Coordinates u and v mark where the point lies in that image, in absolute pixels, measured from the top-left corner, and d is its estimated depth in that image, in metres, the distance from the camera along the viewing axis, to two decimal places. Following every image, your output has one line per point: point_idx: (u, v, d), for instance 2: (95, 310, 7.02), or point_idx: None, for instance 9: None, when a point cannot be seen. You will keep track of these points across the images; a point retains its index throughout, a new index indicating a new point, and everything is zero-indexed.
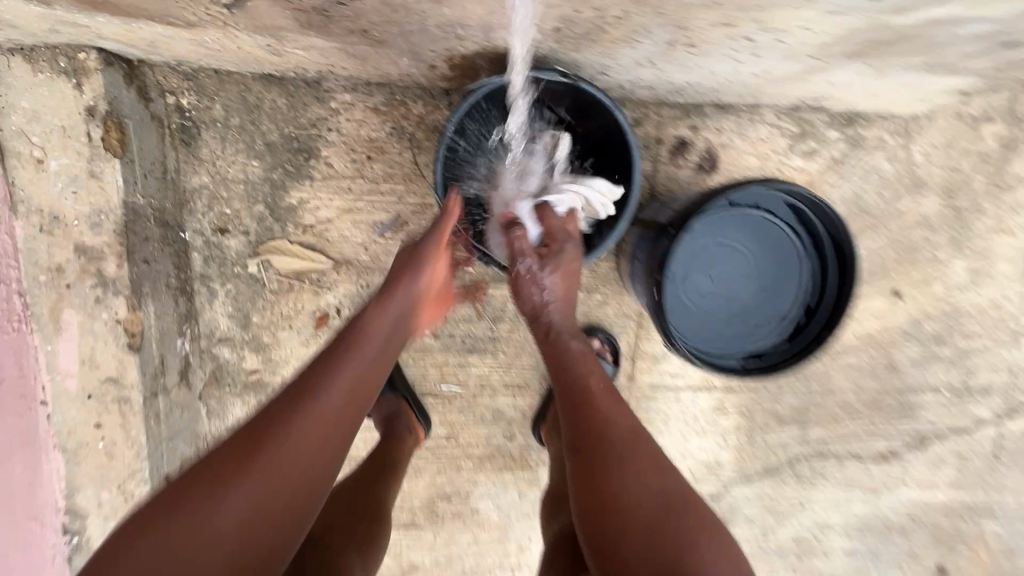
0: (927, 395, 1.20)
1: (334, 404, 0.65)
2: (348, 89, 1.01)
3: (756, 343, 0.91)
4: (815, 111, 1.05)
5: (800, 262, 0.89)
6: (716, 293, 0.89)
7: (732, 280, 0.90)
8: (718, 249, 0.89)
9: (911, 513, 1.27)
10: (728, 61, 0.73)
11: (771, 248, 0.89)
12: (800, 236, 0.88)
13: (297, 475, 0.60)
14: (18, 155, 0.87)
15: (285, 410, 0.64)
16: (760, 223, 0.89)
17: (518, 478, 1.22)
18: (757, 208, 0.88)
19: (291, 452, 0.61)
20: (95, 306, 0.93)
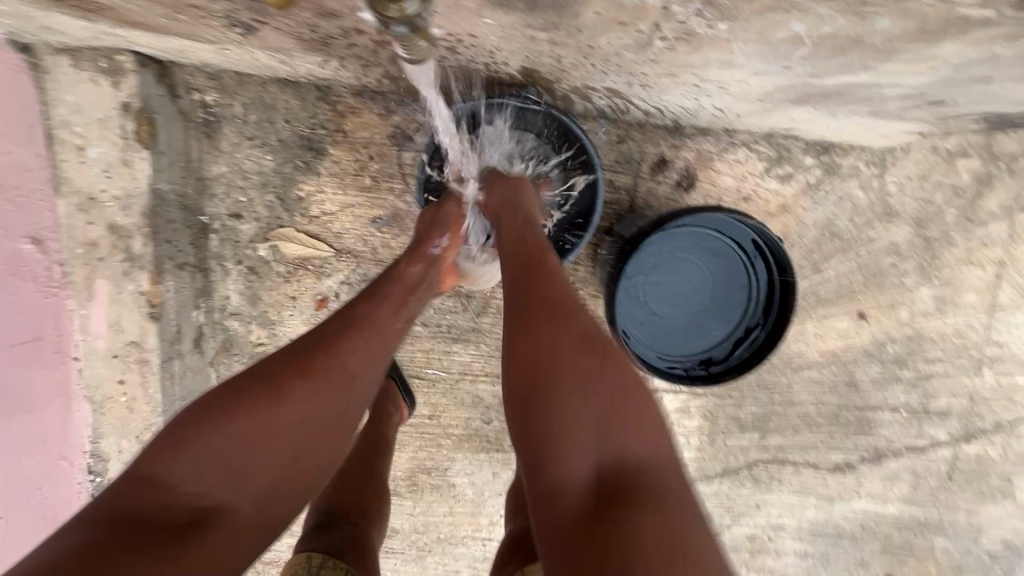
0: (885, 413, 1.26)
1: (320, 380, 0.68)
2: (355, 94, 1.10)
3: (692, 353, 0.99)
4: (792, 138, 1.10)
5: (750, 286, 0.96)
6: (666, 301, 0.98)
7: (682, 293, 0.98)
8: (674, 262, 0.97)
9: (862, 523, 1.34)
10: (685, 96, 0.81)
11: (722, 270, 0.97)
12: (752, 264, 0.96)
13: (285, 452, 0.64)
14: (63, 142, 0.99)
15: (274, 384, 0.65)
16: (719, 245, 0.96)
17: (492, 459, 1.33)
18: (718, 233, 0.95)
19: (282, 425, 0.64)
20: (122, 277, 1.06)
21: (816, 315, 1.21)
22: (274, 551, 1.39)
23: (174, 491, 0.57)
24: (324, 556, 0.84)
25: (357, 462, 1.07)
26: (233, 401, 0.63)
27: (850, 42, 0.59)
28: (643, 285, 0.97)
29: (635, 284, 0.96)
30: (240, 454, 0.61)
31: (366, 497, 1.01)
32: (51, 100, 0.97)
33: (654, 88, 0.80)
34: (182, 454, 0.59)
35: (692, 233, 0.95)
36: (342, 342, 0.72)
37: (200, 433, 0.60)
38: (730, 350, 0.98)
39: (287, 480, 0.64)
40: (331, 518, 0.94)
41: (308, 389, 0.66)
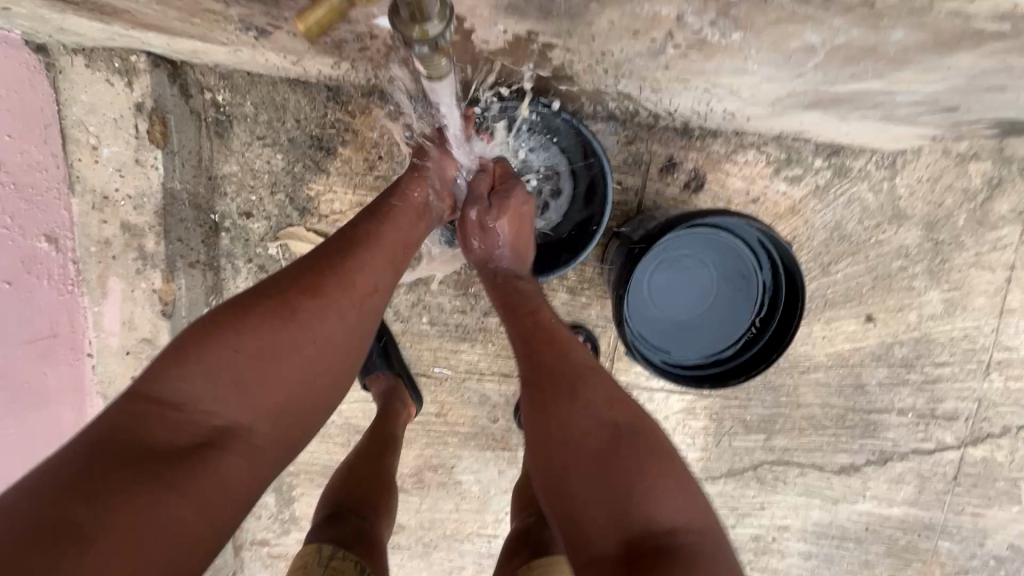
0: (892, 416, 1.26)
1: (327, 299, 0.68)
2: (365, 94, 1.10)
3: (701, 356, 1.00)
4: (802, 140, 1.10)
5: (755, 286, 0.97)
6: (673, 305, 0.98)
7: (687, 297, 0.98)
8: (686, 264, 0.97)
9: (867, 525, 1.34)
10: (696, 99, 0.80)
11: (730, 285, 0.98)
12: (761, 283, 0.97)
13: (289, 375, 0.64)
14: (78, 141, 1.00)
15: (274, 304, 0.65)
16: (723, 247, 0.96)
17: (498, 457, 1.34)
18: (737, 244, 0.96)
19: (287, 342, 0.64)
20: (136, 276, 1.07)
21: (824, 318, 1.20)
22: (282, 544, 1.41)
23: (181, 410, 0.59)
24: (333, 547, 0.86)
25: (366, 456, 1.08)
26: (231, 326, 0.63)
27: (863, 52, 0.60)
28: (651, 291, 0.97)
29: (644, 278, 0.96)
30: (246, 374, 0.62)
31: (375, 490, 1.02)
32: (66, 101, 0.98)
33: (663, 92, 0.80)
34: (188, 371, 0.60)
35: (712, 236, 0.95)
36: (347, 262, 0.73)
37: (203, 353, 0.61)
38: (739, 352, 0.98)
39: (296, 403, 0.65)
40: (339, 512, 0.95)
41: (311, 309, 0.67)
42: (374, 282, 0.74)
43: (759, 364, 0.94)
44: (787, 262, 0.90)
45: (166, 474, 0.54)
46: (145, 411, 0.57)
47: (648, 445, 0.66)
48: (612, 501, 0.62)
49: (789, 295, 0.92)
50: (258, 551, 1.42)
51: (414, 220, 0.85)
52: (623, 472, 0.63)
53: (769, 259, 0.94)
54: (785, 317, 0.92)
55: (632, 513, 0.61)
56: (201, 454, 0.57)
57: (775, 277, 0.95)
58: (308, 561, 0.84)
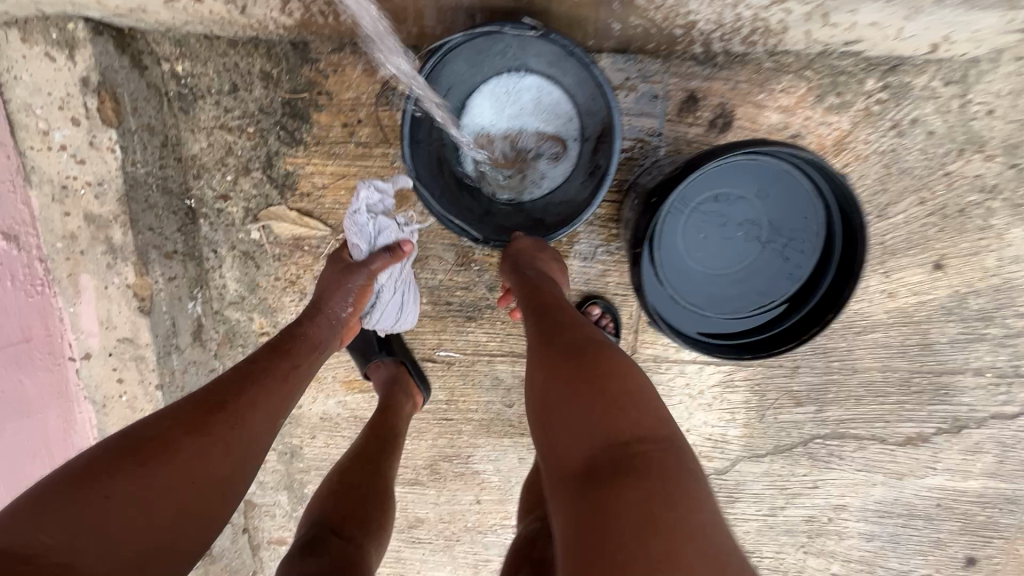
0: (967, 377, 1.09)
1: (211, 436, 0.65)
2: (334, 49, 0.98)
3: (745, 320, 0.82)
4: (850, 57, 0.91)
5: (804, 226, 0.77)
6: (707, 265, 0.80)
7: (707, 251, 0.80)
8: (745, 221, 0.78)
9: (939, 501, 1.18)
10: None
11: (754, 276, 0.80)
12: (810, 241, 0.78)
13: (166, 524, 0.58)
14: (27, 128, 0.91)
15: (228, 398, 0.70)
16: (760, 183, 0.77)
17: (517, 443, 1.24)
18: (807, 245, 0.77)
19: (173, 485, 0.59)
20: (107, 271, 0.99)
21: (882, 269, 1.04)
22: None
23: (36, 559, 0.50)
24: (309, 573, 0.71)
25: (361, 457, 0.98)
26: (111, 466, 0.58)
27: None
28: (675, 251, 0.79)
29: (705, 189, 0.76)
30: (125, 518, 0.56)
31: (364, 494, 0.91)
32: (8, 82, 0.89)
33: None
34: (54, 519, 0.53)
35: (795, 203, 0.77)
36: (230, 395, 0.71)
37: (32, 528, 0.52)
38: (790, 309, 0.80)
39: (175, 542, 0.59)
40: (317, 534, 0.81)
41: (195, 447, 0.63)
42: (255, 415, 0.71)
43: (817, 320, 0.76)
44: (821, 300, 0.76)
45: None
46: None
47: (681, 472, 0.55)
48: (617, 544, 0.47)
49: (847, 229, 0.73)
50: (275, 551, 1.37)
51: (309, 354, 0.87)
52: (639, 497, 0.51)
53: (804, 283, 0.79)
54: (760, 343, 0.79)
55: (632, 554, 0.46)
56: None
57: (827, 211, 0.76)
58: None
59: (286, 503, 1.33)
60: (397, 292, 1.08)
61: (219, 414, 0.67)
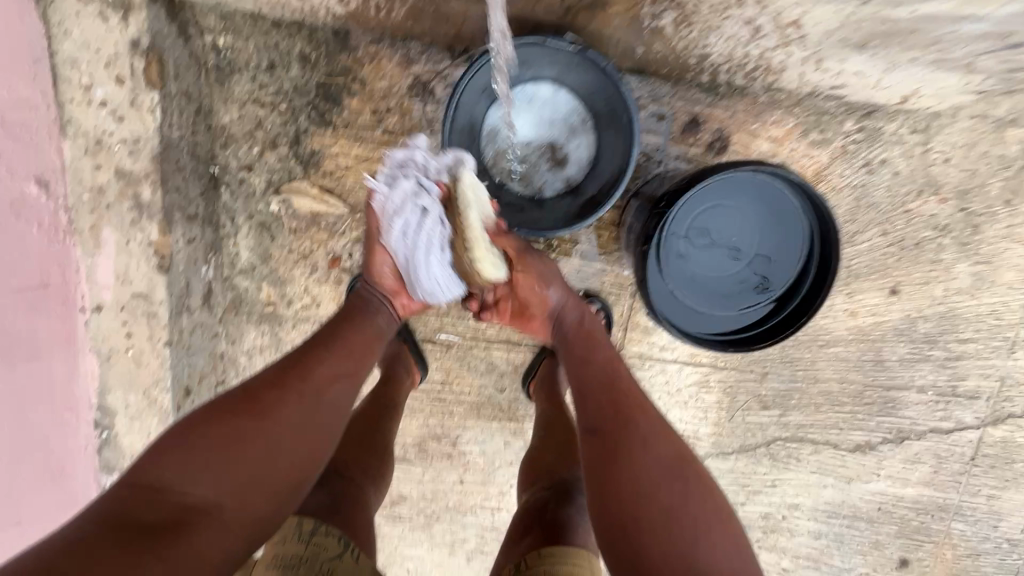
0: (912, 394, 1.22)
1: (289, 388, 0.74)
2: (373, 40, 1.05)
3: (734, 315, 0.91)
4: (833, 100, 1.04)
5: (788, 235, 0.88)
6: (713, 262, 0.89)
7: (703, 253, 0.89)
8: (740, 227, 0.89)
9: (879, 505, 1.31)
10: (730, 35, 0.95)
11: (742, 282, 0.90)
12: (793, 248, 0.88)
13: (280, 458, 0.69)
14: (69, 81, 0.95)
15: (311, 356, 0.80)
16: (757, 193, 0.88)
17: (504, 428, 1.31)
18: (787, 255, 0.89)
19: (273, 424, 0.69)
20: (130, 227, 1.02)
21: (846, 290, 1.16)
22: None
23: (182, 488, 0.61)
24: (313, 521, 0.80)
25: (356, 416, 1.07)
26: (224, 412, 0.68)
27: None
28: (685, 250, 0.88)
29: (706, 200, 0.87)
30: (234, 453, 0.65)
31: (355, 449, 1.00)
32: (57, 36, 0.92)
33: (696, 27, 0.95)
34: (183, 454, 0.63)
35: (788, 215, 0.88)
36: (310, 355, 0.80)
37: (168, 463, 0.62)
38: (773, 306, 0.90)
39: (287, 467, 0.69)
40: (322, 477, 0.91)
41: (279, 395, 0.72)
42: (331, 373, 0.80)
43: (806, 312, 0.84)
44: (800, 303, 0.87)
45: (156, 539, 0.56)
46: (142, 494, 0.59)
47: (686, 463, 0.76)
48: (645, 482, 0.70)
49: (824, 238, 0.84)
50: None
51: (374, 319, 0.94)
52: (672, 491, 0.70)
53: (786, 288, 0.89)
54: (743, 341, 0.89)
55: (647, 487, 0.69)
56: (186, 529, 0.59)
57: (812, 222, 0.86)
58: (286, 535, 0.78)
59: None
60: (418, 248, 0.93)
61: (305, 376, 0.77)
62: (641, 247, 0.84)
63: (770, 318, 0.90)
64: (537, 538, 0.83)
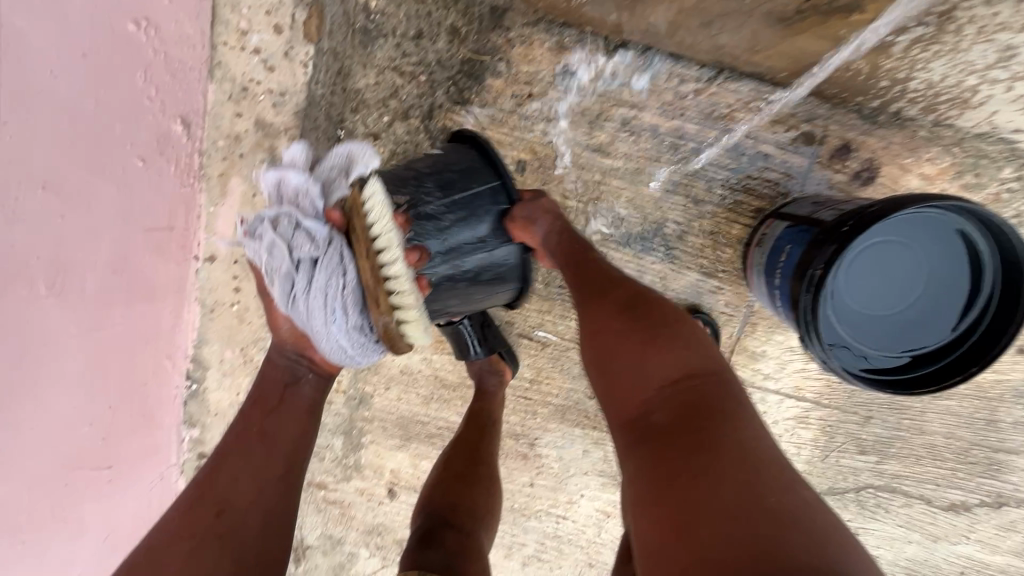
0: (1020, 459, 1.17)
1: (223, 531, 0.70)
2: (530, 23, 1.01)
3: (889, 357, 0.86)
4: (999, 145, 0.99)
5: (958, 280, 0.84)
6: (870, 296, 0.86)
7: (862, 286, 0.86)
8: (905, 264, 0.85)
9: (962, 569, 1.26)
10: (966, 61, 0.79)
11: (902, 321, 0.86)
12: (964, 296, 0.83)
13: None
14: (227, 24, 0.94)
15: (223, 474, 0.74)
16: (932, 233, 0.84)
17: (585, 436, 1.27)
18: (956, 295, 0.84)
19: (209, 572, 0.67)
20: (260, 180, 1.00)
21: None
22: (340, 491, 1.36)
23: None
24: (417, 572, 0.81)
25: (460, 446, 1.05)
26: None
27: None
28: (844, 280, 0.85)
29: (878, 232, 0.83)
30: None
31: (461, 484, 0.98)
32: None
33: (935, 49, 0.79)
34: None
35: (962, 258, 0.83)
36: (227, 469, 0.75)
37: None
38: (934, 354, 0.85)
39: None
40: (430, 530, 0.91)
41: (214, 541, 0.69)
42: (255, 483, 0.75)
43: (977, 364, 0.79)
44: (973, 351, 0.82)
45: None
46: None
47: (690, 333, 0.72)
48: (644, 381, 0.69)
49: (1010, 290, 0.78)
50: (314, 494, 1.37)
51: (279, 393, 0.82)
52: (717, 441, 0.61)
53: (952, 337, 0.84)
54: (902, 382, 0.84)
55: (647, 375, 0.69)
56: None
57: (995, 271, 0.80)
58: None
59: (339, 447, 1.33)
60: (314, 305, 0.71)
61: (224, 508, 0.72)
62: (810, 272, 0.80)
63: (927, 364, 0.85)
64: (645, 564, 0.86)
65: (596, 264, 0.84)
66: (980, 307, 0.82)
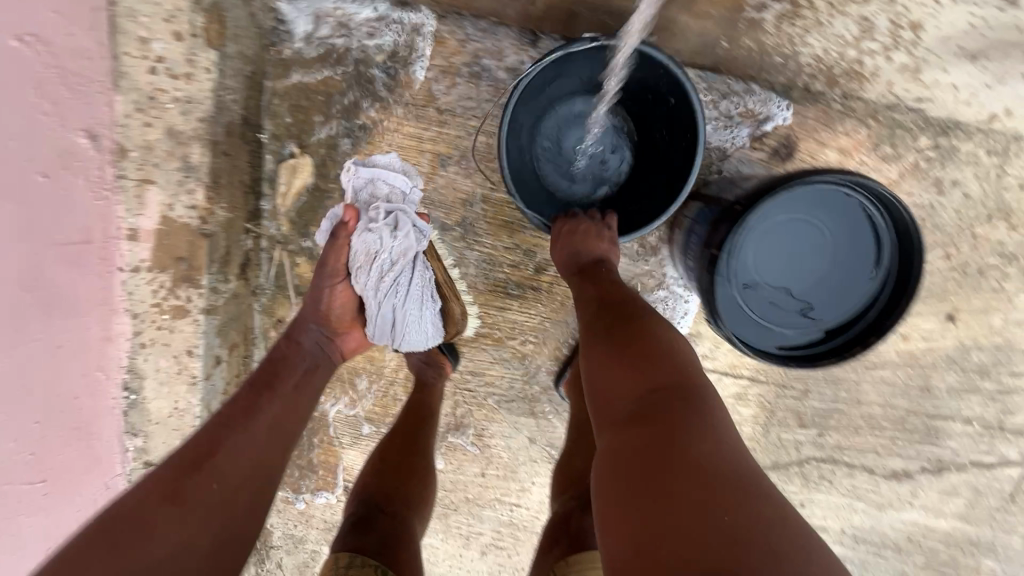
0: (956, 425, 1.18)
1: (227, 465, 0.75)
2: (436, 17, 1.04)
3: (797, 332, 0.87)
4: (912, 114, 1.00)
5: (862, 254, 0.84)
6: (779, 273, 0.86)
7: (770, 263, 0.86)
8: (812, 240, 0.85)
9: (908, 534, 1.28)
10: None
11: (811, 296, 0.87)
12: (866, 270, 0.84)
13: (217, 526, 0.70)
14: (126, 33, 0.91)
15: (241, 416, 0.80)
16: (835, 208, 0.84)
17: (531, 425, 1.28)
18: (860, 269, 0.85)
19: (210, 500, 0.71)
20: (177, 188, 1.01)
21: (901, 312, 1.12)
22: (296, 491, 1.38)
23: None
24: (350, 555, 0.81)
25: (399, 437, 1.05)
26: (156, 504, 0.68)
27: None
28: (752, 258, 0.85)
29: (782, 209, 0.83)
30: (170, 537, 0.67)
31: (398, 474, 0.97)
32: None
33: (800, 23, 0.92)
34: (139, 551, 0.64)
35: (864, 232, 0.84)
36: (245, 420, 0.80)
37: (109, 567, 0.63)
38: (839, 327, 0.87)
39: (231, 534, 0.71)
40: (365, 514, 0.89)
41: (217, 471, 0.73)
42: (255, 441, 0.79)
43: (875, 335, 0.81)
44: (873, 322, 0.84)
45: None
46: None
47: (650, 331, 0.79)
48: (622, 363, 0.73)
49: (906, 262, 0.79)
50: None
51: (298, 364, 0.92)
52: (685, 458, 0.60)
53: (854, 309, 0.86)
54: (810, 356, 0.86)
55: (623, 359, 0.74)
56: None
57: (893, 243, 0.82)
58: (333, 566, 0.80)
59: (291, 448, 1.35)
60: (390, 298, 1.05)
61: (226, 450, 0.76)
62: (712, 252, 0.80)
63: (832, 338, 0.87)
64: (564, 552, 0.87)
65: (575, 241, 0.93)
66: (882, 275, 0.83)
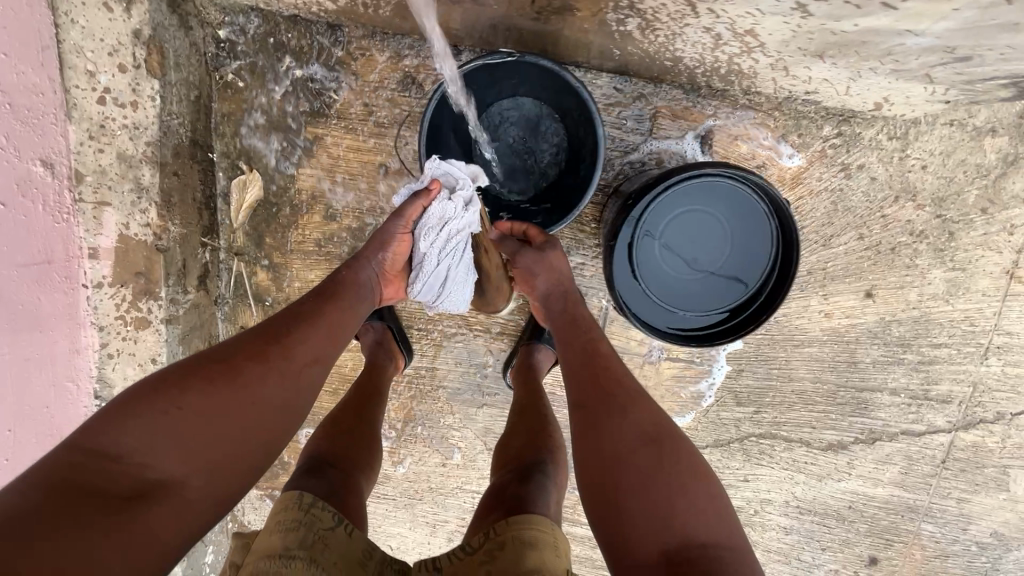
0: (884, 396, 1.25)
1: (271, 367, 0.70)
2: (366, 35, 1.11)
3: (698, 315, 0.95)
4: (810, 105, 1.07)
5: (756, 242, 0.92)
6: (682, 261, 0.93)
7: (672, 251, 0.93)
8: (711, 229, 0.92)
9: (850, 503, 1.33)
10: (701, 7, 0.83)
11: (712, 282, 0.94)
12: (759, 256, 0.92)
13: (234, 432, 0.65)
14: (75, 68, 1.00)
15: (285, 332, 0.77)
16: (731, 200, 0.91)
17: (485, 414, 1.35)
18: (754, 256, 0.92)
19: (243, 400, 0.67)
20: (131, 209, 1.07)
21: (822, 291, 1.19)
22: (268, 489, 1.45)
23: (119, 462, 0.59)
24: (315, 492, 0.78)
25: (353, 406, 1.08)
26: (180, 382, 0.65)
27: None
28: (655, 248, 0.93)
29: (680, 201, 0.90)
30: (184, 432, 0.63)
31: (349, 441, 1.00)
32: (64, 24, 0.98)
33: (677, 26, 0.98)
34: (132, 424, 0.61)
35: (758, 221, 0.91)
36: (294, 329, 0.76)
37: (120, 437, 0.60)
38: (736, 310, 0.94)
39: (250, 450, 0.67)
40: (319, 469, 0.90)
41: (255, 376, 0.69)
42: (313, 354, 0.76)
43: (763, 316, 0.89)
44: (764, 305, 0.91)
45: (100, 520, 0.54)
46: (91, 465, 0.58)
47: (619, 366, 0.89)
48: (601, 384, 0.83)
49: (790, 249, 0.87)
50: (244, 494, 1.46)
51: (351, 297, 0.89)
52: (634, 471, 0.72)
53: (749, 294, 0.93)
54: (708, 337, 0.94)
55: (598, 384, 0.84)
56: (131, 509, 0.56)
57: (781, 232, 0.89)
58: (286, 504, 0.75)
59: None
60: (444, 261, 1.01)
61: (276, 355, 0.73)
62: (611, 241, 0.88)
63: (731, 320, 0.94)
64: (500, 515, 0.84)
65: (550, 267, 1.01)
66: (771, 259, 0.91)
